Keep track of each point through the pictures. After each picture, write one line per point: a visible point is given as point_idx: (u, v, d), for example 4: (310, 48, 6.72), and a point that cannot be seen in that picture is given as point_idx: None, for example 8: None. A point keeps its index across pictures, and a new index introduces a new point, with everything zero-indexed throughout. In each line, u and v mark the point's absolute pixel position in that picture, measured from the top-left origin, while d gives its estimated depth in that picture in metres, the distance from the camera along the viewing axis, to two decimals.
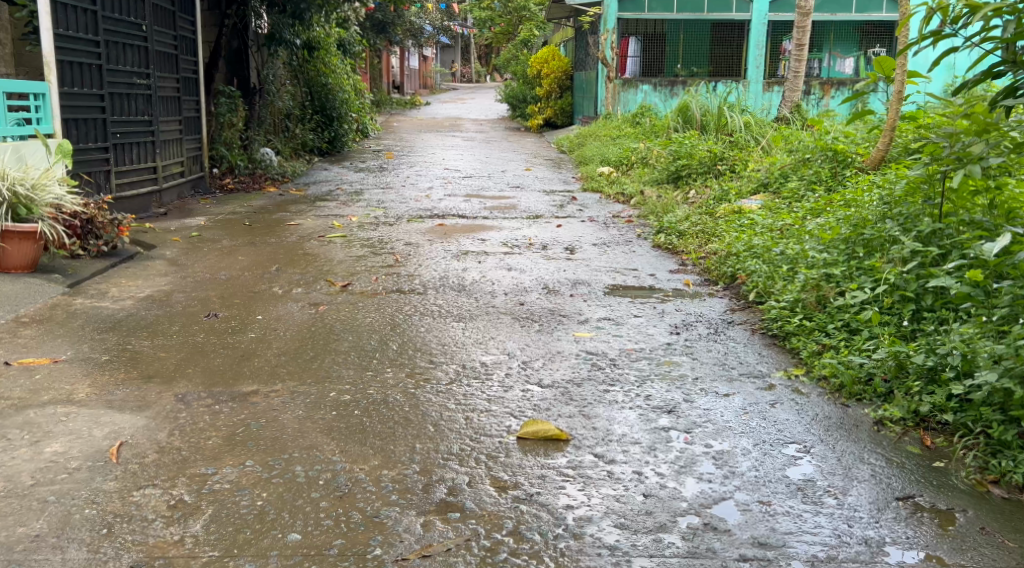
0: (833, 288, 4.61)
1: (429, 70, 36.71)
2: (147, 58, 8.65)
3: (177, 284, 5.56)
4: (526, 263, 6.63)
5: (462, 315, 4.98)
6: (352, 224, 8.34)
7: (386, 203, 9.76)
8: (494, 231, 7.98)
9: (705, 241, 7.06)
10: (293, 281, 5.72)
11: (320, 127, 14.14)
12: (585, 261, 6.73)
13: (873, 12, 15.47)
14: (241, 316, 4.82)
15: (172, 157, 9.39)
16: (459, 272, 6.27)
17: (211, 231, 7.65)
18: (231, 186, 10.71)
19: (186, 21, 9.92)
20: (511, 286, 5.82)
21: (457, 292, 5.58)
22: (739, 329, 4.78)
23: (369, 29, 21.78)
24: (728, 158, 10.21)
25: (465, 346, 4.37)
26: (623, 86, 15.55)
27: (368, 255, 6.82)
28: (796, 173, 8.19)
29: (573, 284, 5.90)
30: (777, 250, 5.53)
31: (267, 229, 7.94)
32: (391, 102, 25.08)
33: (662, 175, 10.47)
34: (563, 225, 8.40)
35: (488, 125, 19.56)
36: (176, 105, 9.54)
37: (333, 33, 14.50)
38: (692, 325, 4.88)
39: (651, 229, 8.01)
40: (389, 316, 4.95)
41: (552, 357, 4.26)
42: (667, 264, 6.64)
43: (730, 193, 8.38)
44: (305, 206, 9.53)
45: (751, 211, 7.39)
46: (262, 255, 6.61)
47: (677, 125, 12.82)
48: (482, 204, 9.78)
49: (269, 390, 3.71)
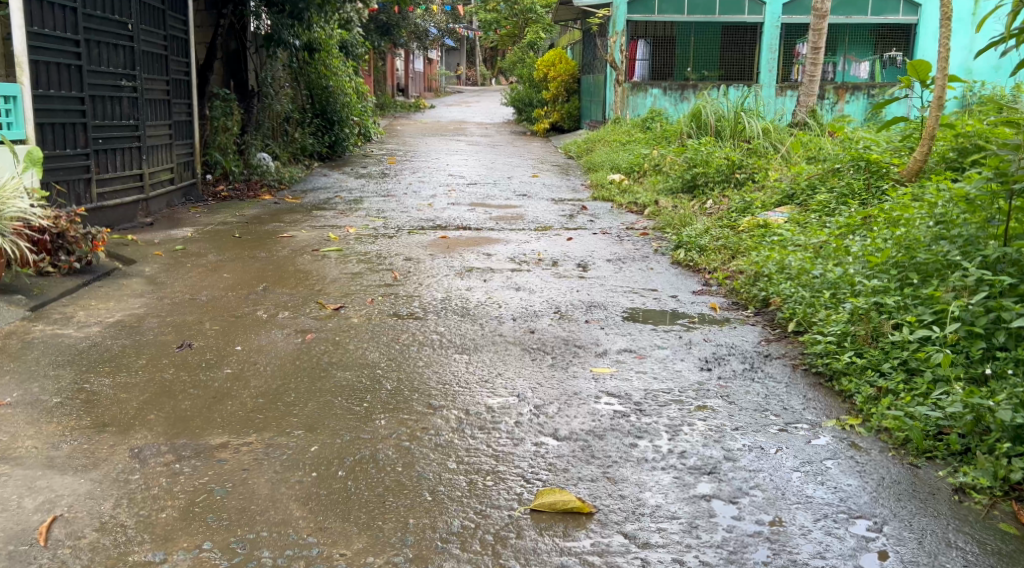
0: (886, 321, 4.09)
1: (433, 73, 36.23)
2: (133, 59, 8.14)
3: (152, 307, 5.03)
4: (536, 282, 6.11)
5: (465, 347, 4.45)
6: (349, 236, 7.82)
7: (387, 213, 9.25)
8: (500, 244, 7.45)
9: (729, 258, 6.55)
10: (281, 303, 5.20)
11: (320, 131, 13.61)
12: (599, 280, 6.21)
13: (890, 14, 15.06)
14: (217, 346, 4.31)
15: (161, 163, 8.88)
16: (462, 292, 5.75)
17: (197, 243, 7.14)
18: (225, 193, 10.21)
19: (178, 21, 9.41)
20: (519, 310, 5.29)
21: (460, 318, 5.06)
22: (777, 364, 4.27)
23: (373, 30, 21.26)
24: (748, 166, 9.68)
25: (470, 387, 3.83)
26: (632, 90, 15.07)
27: (365, 272, 6.31)
28: (824, 184, 7.67)
29: (588, 308, 5.37)
30: (815, 272, 5.02)
31: (257, 241, 7.42)
32: (395, 105, 24.59)
33: (677, 185, 9.94)
34: (574, 238, 7.87)
35: (494, 129, 19.04)
36: (166, 109, 9.03)
37: (335, 33, 13.97)
38: (724, 359, 4.36)
39: (669, 243, 7.49)
40: (385, 346, 4.44)
41: (568, 399, 3.74)
42: (690, 283, 6.11)
43: (754, 205, 7.83)
44: (301, 216, 9.03)
45: (779, 225, 6.85)
46: (248, 273, 6.08)
47: (691, 131, 12.25)
48: (488, 214, 9.28)
49: (240, 443, 3.20)
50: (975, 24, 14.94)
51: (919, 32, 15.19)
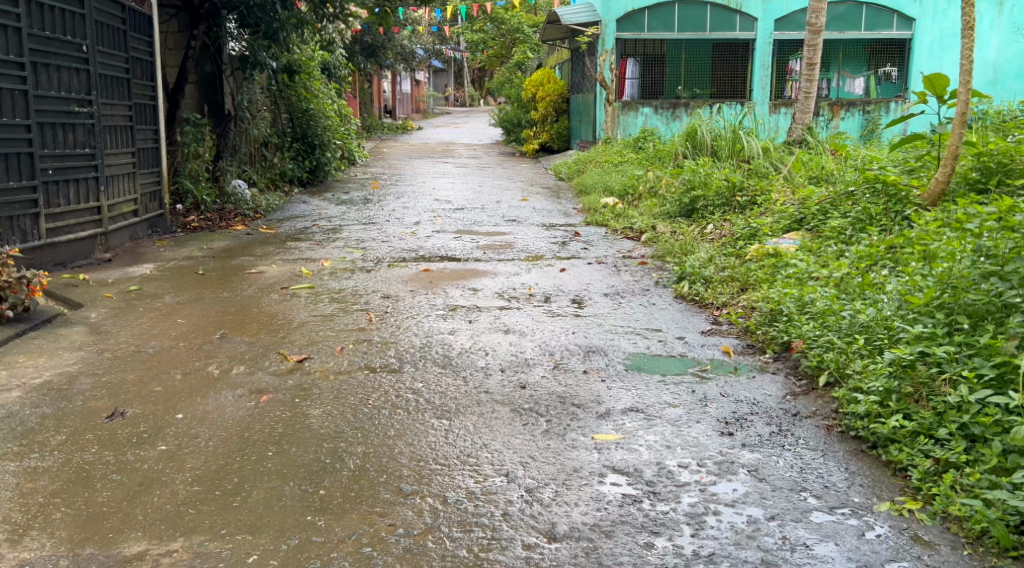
0: (937, 379, 3.51)
1: (421, 94, 35.70)
2: (89, 83, 7.51)
3: (88, 363, 4.41)
4: (527, 321, 5.52)
5: (443, 410, 3.81)
6: (324, 270, 7.22)
7: (366, 243, 8.65)
8: (487, 278, 6.84)
9: (738, 292, 6.00)
10: (236, 356, 4.59)
11: (300, 155, 12.93)
12: (597, 319, 5.61)
13: (883, 29, 14.61)
14: (155, 413, 3.70)
15: (123, 194, 8.26)
16: (444, 337, 5.13)
17: (154, 283, 6.52)
18: (195, 224, 9.59)
19: (142, 42, 8.79)
20: (508, 358, 4.67)
21: (442, 370, 4.44)
22: (809, 427, 3.70)
23: (359, 52, 20.71)
24: (749, 188, 9.13)
25: (449, 467, 3.21)
26: (623, 109, 14.62)
27: (337, 313, 5.70)
28: (837, 208, 7.10)
29: (585, 354, 4.77)
30: (844, 314, 4.46)
31: (222, 279, 6.80)
32: (381, 128, 24.04)
33: (674, 210, 9.35)
34: (567, 268, 7.28)
35: (482, 151, 18.49)
36: (128, 136, 8.41)
37: (315, 55, 13.38)
38: (747, 421, 3.76)
39: (671, 273, 6.87)
40: (351, 410, 3.83)
41: (566, 478, 3.15)
42: (699, 322, 5.51)
43: (760, 230, 7.23)
44: (273, 247, 8.43)
45: (792, 254, 6.27)
46: (206, 318, 5.47)
47: (687, 151, 11.65)
48: (474, 242, 8.69)
49: (161, 552, 2.70)
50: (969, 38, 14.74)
51: (914, 47, 14.71)
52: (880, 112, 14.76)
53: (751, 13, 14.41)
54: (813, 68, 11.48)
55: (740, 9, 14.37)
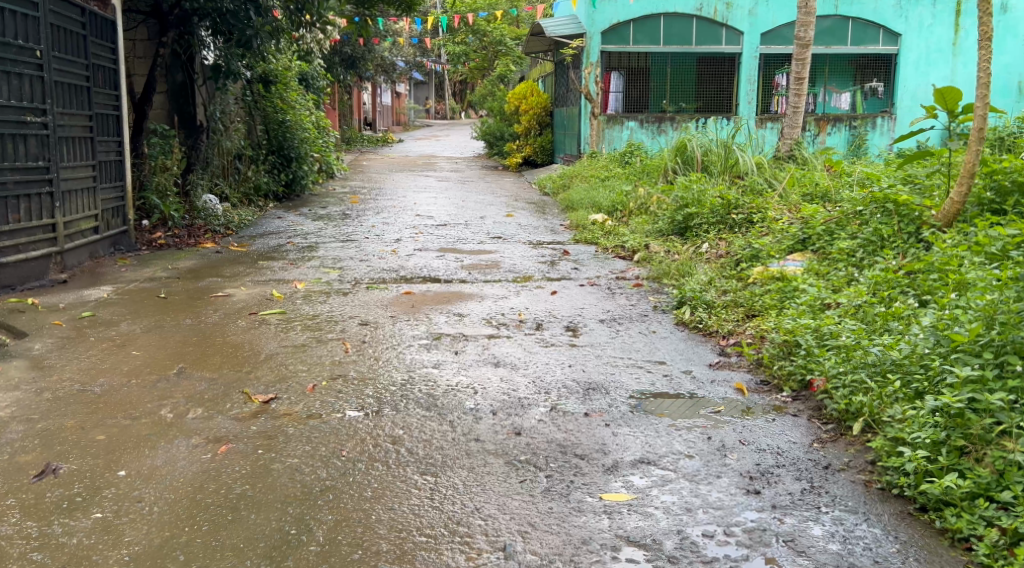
0: (995, 431, 3.08)
1: (401, 106, 35.17)
2: (44, 91, 7.05)
3: (24, 406, 3.99)
4: (518, 352, 5.05)
5: (428, 466, 3.36)
6: (297, 293, 6.74)
7: (343, 262, 8.17)
8: (473, 302, 6.36)
9: (745, 319, 5.56)
10: (194, 399, 4.15)
11: (275, 168, 12.37)
12: (595, 349, 5.15)
13: (869, 44, 14.25)
14: (92, 470, 3.29)
15: (82, 210, 7.79)
16: (428, 371, 4.65)
17: (109, 309, 6.09)
18: (161, 241, 9.09)
19: (105, 49, 8.29)
20: (499, 398, 4.19)
21: (426, 413, 3.96)
22: (844, 483, 3.24)
23: (338, 63, 20.25)
24: (745, 206, 8.69)
25: (441, 547, 2.83)
26: (607, 123, 14.15)
27: (310, 343, 5.24)
28: (844, 228, 6.63)
29: (584, 393, 4.29)
30: (873, 348, 3.99)
31: (186, 303, 6.35)
32: (361, 140, 23.58)
33: (666, 227, 8.92)
34: (557, 290, 6.82)
35: (464, 164, 18.05)
36: (88, 148, 7.91)
37: (293, 66, 12.92)
38: (774, 476, 3.30)
39: (670, 297, 6.39)
40: (322, 464, 3.39)
41: (575, 554, 2.81)
42: (705, 353, 5.04)
43: (762, 251, 6.76)
44: (243, 266, 7.95)
45: (800, 278, 5.83)
46: (162, 350, 5.04)
47: (676, 166, 11.19)
48: (458, 261, 8.23)
49: None
50: (956, 53, 14.42)
51: (900, 61, 14.37)
52: (866, 128, 14.46)
53: (736, 27, 14.08)
54: (802, 81, 11.16)
55: (726, 23, 14.03)
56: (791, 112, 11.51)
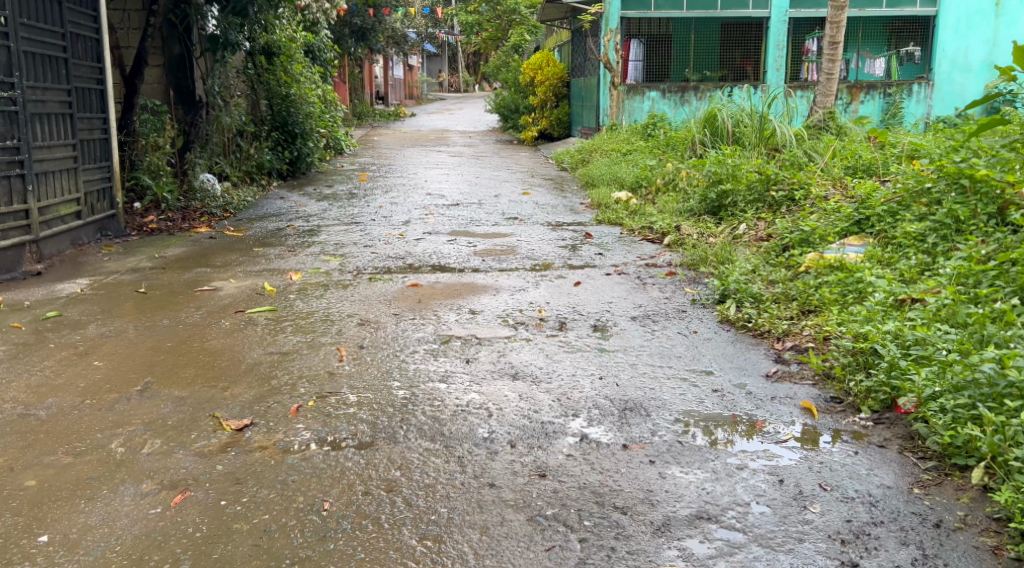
0: None
1: (413, 80, 34.33)
2: (11, 62, 6.40)
3: None
4: (540, 361, 4.32)
5: (437, 528, 2.70)
6: (292, 286, 6.03)
7: (347, 248, 7.47)
8: (487, 296, 5.65)
9: (800, 316, 4.82)
10: (155, 426, 3.46)
11: (279, 145, 11.52)
12: (629, 356, 4.42)
13: (905, 6, 13.30)
14: (8, 535, 2.68)
15: (60, 193, 7.13)
16: (433, 386, 3.94)
17: (80, 306, 5.43)
18: (152, 225, 8.40)
19: (85, 16, 7.56)
20: (519, 424, 3.47)
21: (430, 447, 3.26)
22: (966, 553, 2.58)
23: (347, 35, 19.41)
24: (785, 180, 7.88)
25: None
26: (628, 93, 13.32)
27: (299, 350, 4.53)
28: (909, 209, 5.85)
29: (621, 416, 3.58)
30: (984, 363, 3.24)
31: (167, 299, 5.67)
32: (372, 114, 22.84)
33: (698, 206, 8.17)
34: (582, 281, 6.08)
35: (477, 138, 17.27)
36: (67, 125, 7.22)
37: (298, 37, 12.14)
38: (872, 540, 2.63)
39: (711, 288, 5.64)
40: (296, 523, 2.72)
41: None
42: (759, 361, 4.30)
43: (812, 234, 5.98)
44: (236, 254, 7.25)
45: (865, 268, 5.10)
46: (130, 359, 4.37)
47: (704, 138, 10.37)
48: (471, 245, 7.52)
49: None
50: (999, 14, 13.37)
51: (939, 25, 13.35)
52: (902, 95, 13.48)
53: None
54: (837, 46, 10.25)
55: None
56: (823, 79, 10.65)
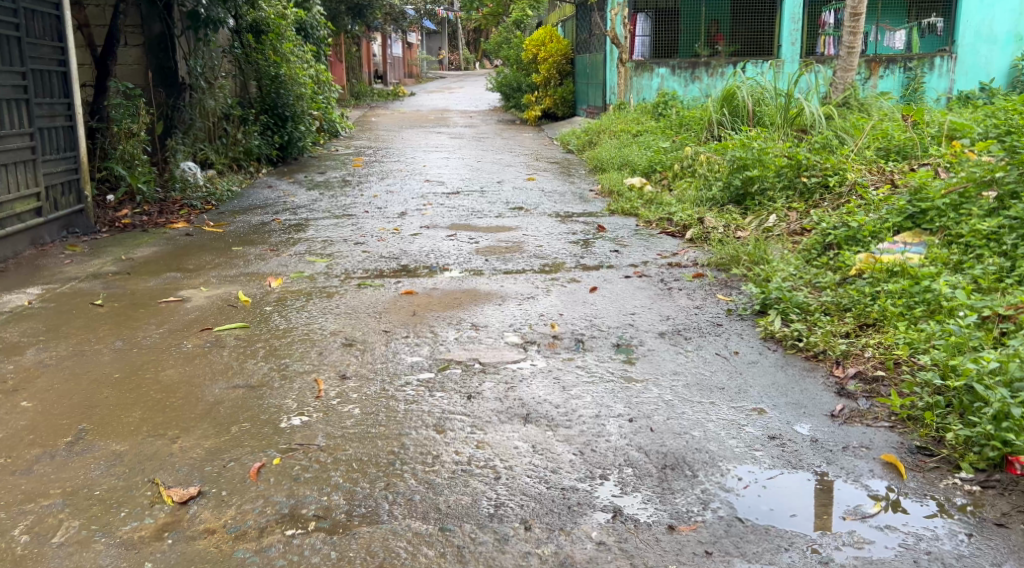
0: None
1: (413, 58, 33.37)
2: None
3: None
4: (553, 396, 3.58)
5: None
6: (270, 295, 5.31)
7: (335, 246, 6.75)
8: (492, 306, 4.92)
9: (861, 333, 4.07)
10: (77, 500, 2.78)
11: (268, 130, 10.72)
12: (659, 387, 3.68)
13: None
14: None
15: (14, 188, 6.42)
16: (427, 434, 3.22)
17: (23, 324, 4.74)
18: (126, 220, 7.62)
19: None
20: (534, 495, 2.76)
21: (424, 534, 2.59)
22: None
23: (343, 12, 18.53)
24: (818, 165, 7.09)
25: None
26: (636, 70, 12.45)
27: (270, 381, 3.82)
28: (973, 201, 5.09)
29: (660, 480, 2.86)
30: None
31: (126, 312, 4.98)
32: (370, 94, 21.99)
33: (720, 194, 7.42)
34: (598, 287, 5.34)
35: (478, 118, 16.48)
36: (21, 112, 6.49)
37: (289, 11, 11.27)
38: None
39: (748, 296, 4.89)
40: None
41: None
42: (819, 395, 3.56)
43: (860, 231, 5.21)
44: (212, 255, 6.54)
45: (934, 274, 4.34)
46: (67, 396, 3.68)
47: (723, 119, 9.57)
48: (472, 242, 6.78)
49: None
50: None
51: None
52: (923, 69, 12.69)
53: None
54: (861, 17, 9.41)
55: None
56: (844, 53, 9.83)
